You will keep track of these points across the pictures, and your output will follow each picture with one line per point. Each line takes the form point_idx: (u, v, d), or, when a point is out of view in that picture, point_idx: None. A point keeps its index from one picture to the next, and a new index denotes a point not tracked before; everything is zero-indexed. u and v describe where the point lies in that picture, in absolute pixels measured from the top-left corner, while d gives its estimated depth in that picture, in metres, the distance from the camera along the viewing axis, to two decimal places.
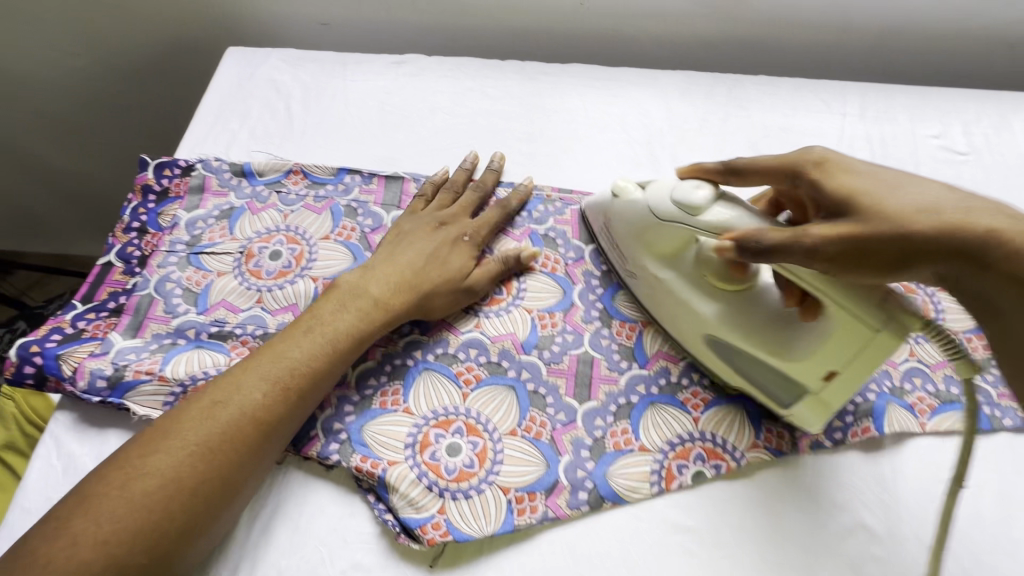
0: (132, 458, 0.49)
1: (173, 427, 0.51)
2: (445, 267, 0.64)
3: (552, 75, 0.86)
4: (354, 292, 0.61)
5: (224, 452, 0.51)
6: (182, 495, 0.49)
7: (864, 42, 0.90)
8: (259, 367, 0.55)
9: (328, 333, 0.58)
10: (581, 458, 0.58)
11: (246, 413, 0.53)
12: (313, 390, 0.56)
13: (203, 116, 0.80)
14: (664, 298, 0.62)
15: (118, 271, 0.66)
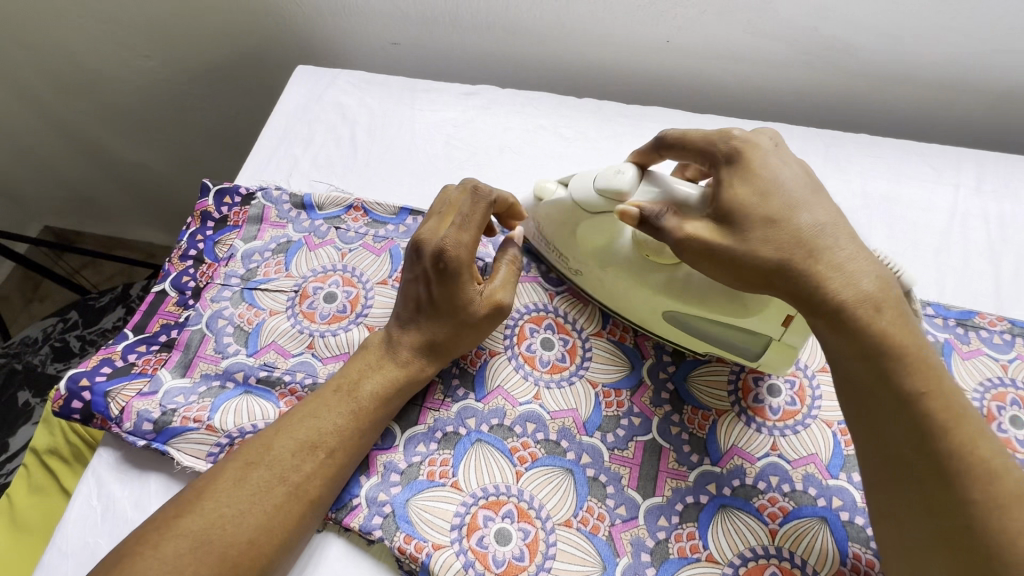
0: (167, 519, 0.48)
1: (208, 488, 0.49)
2: (436, 306, 0.58)
3: (631, 118, 0.80)
4: (384, 347, 0.58)
5: (254, 516, 0.48)
6: (210, 561, 0.46)
7: (983, 104, 0.81)
8: (290, 424, 0.53)
9: (358, 390, 0.55)
10: (642, 563, 0.52)
11: (277, 472, 0.50)
12: (348, 451, 0.53)
13: (267, 138, 0.78)
14: (612, 285, 0.61)
15: (172, 301, 0.64)
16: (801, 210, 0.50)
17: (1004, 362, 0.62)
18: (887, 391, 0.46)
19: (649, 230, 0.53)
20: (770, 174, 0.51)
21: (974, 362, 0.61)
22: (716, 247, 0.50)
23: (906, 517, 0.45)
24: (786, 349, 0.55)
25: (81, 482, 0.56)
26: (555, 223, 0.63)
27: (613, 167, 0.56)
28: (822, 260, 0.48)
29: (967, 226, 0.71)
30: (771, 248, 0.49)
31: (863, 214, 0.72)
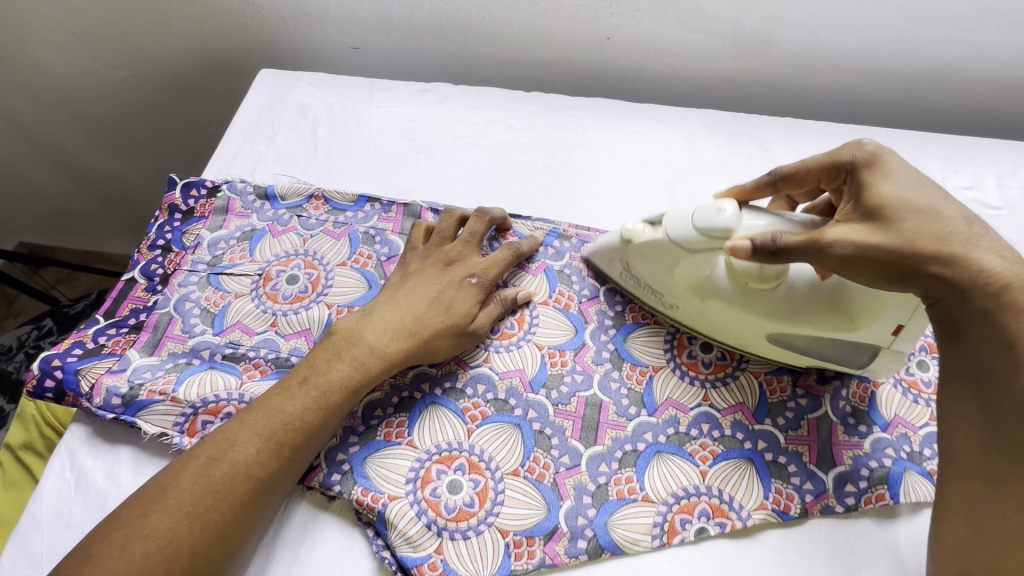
0: (131, 518, 0.49)
1: (171, 487, 0.50)
2: (449, 311, 0.62)
3: (575, 109, 0.86)
4: (351, 339, 0.60)
5: (219, 511, 0.50)
6: (179, 558, 0.48)
7: (896, 88, 0.88)
8: (255, 420, 0.55)
9: (324, 384, 0.57)
10: (583, 504, 0.56)
11: (242, 468, 0.52)
12: (311, 443, 0.55)
13: (232, 136, 0.83)
14: (715, 318, 0.61)
15: (141, 288, 0.67)
16: (944, 204, 0.51)
17: None
18: (1018, 381, 0.46)
19: (768, 259, 0.52)
20: (907, 173, 0.53)
21: None
22: (870, 245, 0.49)
23: (997, 501, 0.46)
24: (895, 353, 0.57)
25: (54, 456, 0.59)
26: (650, 260, 0.62)
27: (711, 204, 0.56)
28: (979, 247, 0.49)
29: None
30: (929, 239, 0.49)
31: None
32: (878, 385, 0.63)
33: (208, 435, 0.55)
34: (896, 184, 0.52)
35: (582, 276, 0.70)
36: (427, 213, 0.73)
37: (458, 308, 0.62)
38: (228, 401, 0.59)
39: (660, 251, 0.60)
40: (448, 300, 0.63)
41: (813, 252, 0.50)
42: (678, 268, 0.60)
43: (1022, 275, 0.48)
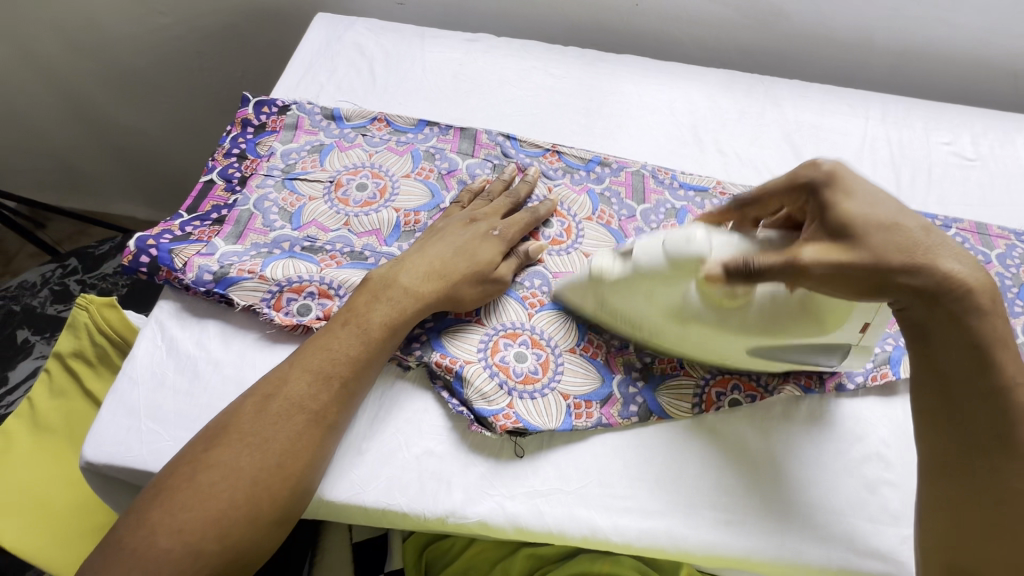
0: (196, 452, 0.50)
1: (231, 422, 0.52)
2: (474, 258, 0.64)
3: (609, 63, 0.95)
4: (387, 282, 0.61)
5: (279, 441, 0.51)
6: (244, 485, 0.49)
7: (886, 61, 1.01)
8: (302, 358, 0.56)
9: (365, 323, 0.58)
10: (632, 377, 0.64)
11: (294, 402, 0.53)
12: (357, 379, 0.57)
13: (295, 68, 0.89)
14: (692, 338, 0.60)
15: (220, 188, 0.73)
16: (908, 215, 0.50)
17: None
18: (983, 385, 0.49)
19: (743, 280, 0.51)
20: (864, 191, 0.51)
21: None
22: (843, 263, 0.48)
23: (965, 504, 0.50)
24: (864, 350, 0.60)
25: (145, 327, 0.64)
26: (625, 291, 0.59)
27: (681, 233, 0.54)
28: (941, 255, 0.49)
29: (875, 148, 0.88)
30: (894, 251, 0.48)
31: (796, 137, 0.88)
32: None
33: (261, 378, 0.56)
34: (859, 201, 0.50)
35: (620, 197, 0.78)
36: (482, 135, 0.81)
37: (484, 255, 0.65)
38: (311, 282, 0.65)
39: (635, 280, 0.57)
40: (471, 250, 0.65)
41: (790, 272, 0.50)
42: (655, 294, 0.57)
43: (985, 278, 0.49)
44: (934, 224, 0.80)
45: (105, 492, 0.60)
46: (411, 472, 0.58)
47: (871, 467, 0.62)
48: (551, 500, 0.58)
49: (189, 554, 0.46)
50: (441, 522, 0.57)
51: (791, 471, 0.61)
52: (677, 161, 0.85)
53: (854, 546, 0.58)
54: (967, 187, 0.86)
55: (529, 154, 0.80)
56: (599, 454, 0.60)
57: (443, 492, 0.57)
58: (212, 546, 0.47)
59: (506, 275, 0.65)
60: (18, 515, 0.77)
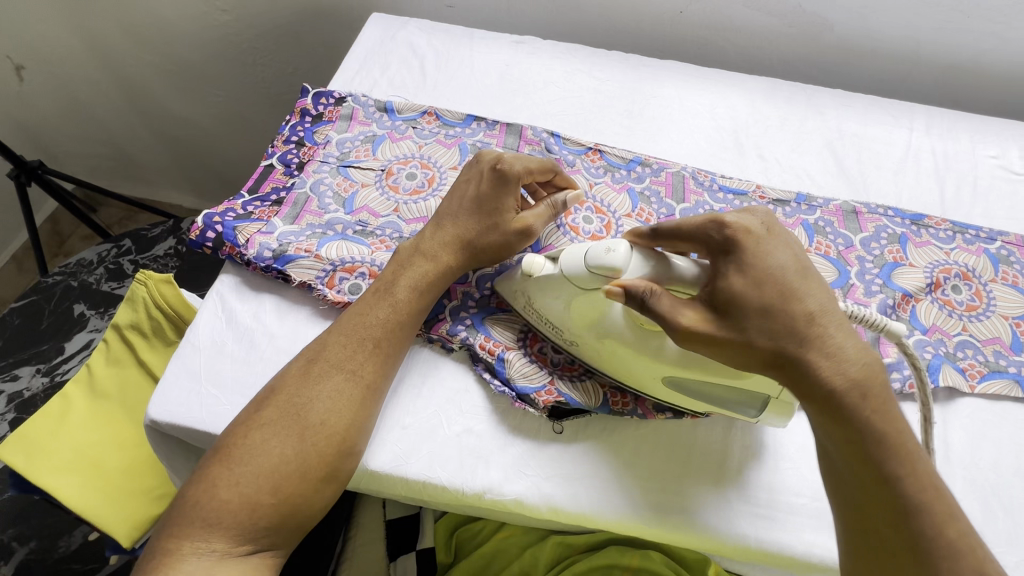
0: (250, 413, 0.55)
1: (277, 386, 0.56)
2: (487, 212, 0.64)
3: (652, 67, 0.96)
4: (414, 252, 0.64)
5: (321, 400, 0.55)
6: (291, 441, 0.53)
7: (931, 74, 1.00)
8: (339, 326, 0.59)
9: (393, 287, 0.61)
10: None
11: (334, 364, 0.57)
12: (394, 343, 0.60)
13: (350, 63, 0.93)
14: (609, 358, 0.58)
15: (280, 172, 0.77)
16: (794, 298, 0.49)
17: (948, 250, 0.77)
18: (868, 472, 0.47)
19: (637, 307, 0.51)
20: (758, 268, 0.50)
21: (925, 250, 0.77)
22: (714, 337, 0.49)
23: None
24: (784, 404, 0.56)
25: (207, 298, 0.68)
26: (548, 294, 0.59)
27: (604, 243, 0.54)
28: (813, 347, 0.48)
29: (919, 159, 0.88)
30: (765, 336, 0.48)
31: (838, 145, 0.88)
32: (919, 301, 0.73)
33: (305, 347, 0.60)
34: (745, 279, 0.49)
35: (660, 196, 0.80)
36: (527, 131, 0.84)
37: (503, 207, 0.64)
38: (363, 263, 0.68)
39: (557, 285, 0.58)
40: (489, 207, 0.65)
41: (666, 323, 0.50)
42: (577, 305, 0.57)
43: (858, 370, 0.48)
44: (978, 236, 0.79)
45: (164, 450, 0.64)
46: (452, 448, 0.60)
47: None
48: (585, 483, 0.59)
49: (248, 504, 0.50)
50: (478, 498, 0.59)
51: None
52: (717, 164, 0.86)
53: None
54: (1014, 201, 0.84)
55: (571, 151, 0.83)
56: (634, 442, 0.61)
57: (481, 469, 0.59)
58: (267, 499, 0.51)
59: (534, 225, 0.65)
60: (75, 473, 0.82)
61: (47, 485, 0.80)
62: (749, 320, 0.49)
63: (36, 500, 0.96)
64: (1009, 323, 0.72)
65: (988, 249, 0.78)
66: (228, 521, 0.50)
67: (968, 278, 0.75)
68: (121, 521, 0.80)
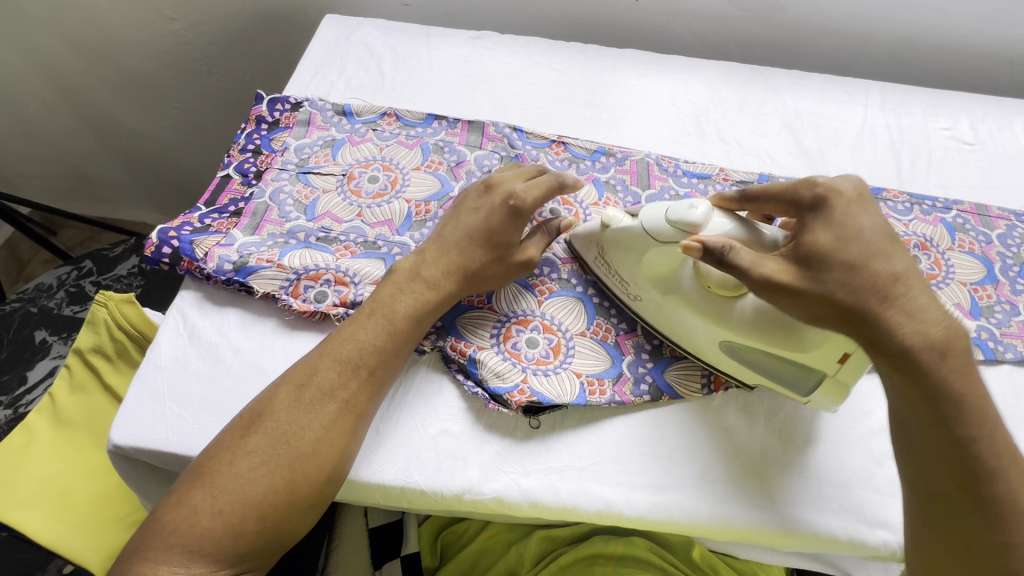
0: (234, 439, 0.53)
1: (266, 410, 0.54)
2: (494, 242, 0.63)
3: (611, 56, 0.96)
4: (412, 274, 0.62)
5: (311, 431, 0.53)
6: (281, 471, 0.51)
7: (882, 50, 1.02)
8: (332, 348, 0.57)
9: (392, 314, 0.59)
10: (642, 358, 0.65)
11: (326, 392, 0.55)
12: (385, 368, 0.58)
13: (305, 67, 0.91)
14: (671, 316, 0.62)
15: (237, 182, 0.75)
16: (880, 257, 0.51)
17: (906, 221, 0.79)
18: (947, 436, 0.49)
19: (715, 263, 0.53)
20: (850, 229, 0.52)
21: None
22: (791, 287, 0.51)
23: (941, 553, 0.50)
24: (836, 385, 0.57)
25: (167, 316, 0.66)
26: (622, 249, 0.62)
27: (684, 203, 0.57)
28: (893, 307, 0.50)
29: (875, 134, 0.90)
30: (846, 291, 0.50)
31: (797, 125, 0.90)
32: None
33: (293, 365, 0.58)
34: (835, 235, 0.52)
35: (625, 185, 0.80)
36: (489, 128, 0.83)
37: (509, 237, 0.63)
38: (327, 270, 0.67)
39: (633, 240, 0.61)
40: (496, 235, 0.62)
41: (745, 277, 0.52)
42: (646, 259, 0.60)
43: (940, 330, 0.49)
44: (934, 206, 0.81)
45: (131, 475, 0.61)
46: (428, 451, 0.60)
47: (879, 441, 0.62)
48: (565, 477, 0.59)
49: (231, 534, 0.49)
50: (459, 500, 0.58)
51: (801, 446, 0.62)
52: (680, 149, 0.86)
53: (864, 517, 0.59)
54: (967, 170, 0.87)
55: (535, 145, 0.82)
56: (612, 432, 0.61)
57: (459, 470, 0.59)
58: (251, 527, 0.50)
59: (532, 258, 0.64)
60: (44, 506, 0.79)
61: (11, 520, 0.76)
62: (834, 274, 0.51)
63: (4, 537, 0.92)
64: (968, 289, 0.74)
65: (945, 218, 0.80)
66: (209, 548, 0.49)
67: (926, 248, 0.77)
68: (95, 553, 0.78)
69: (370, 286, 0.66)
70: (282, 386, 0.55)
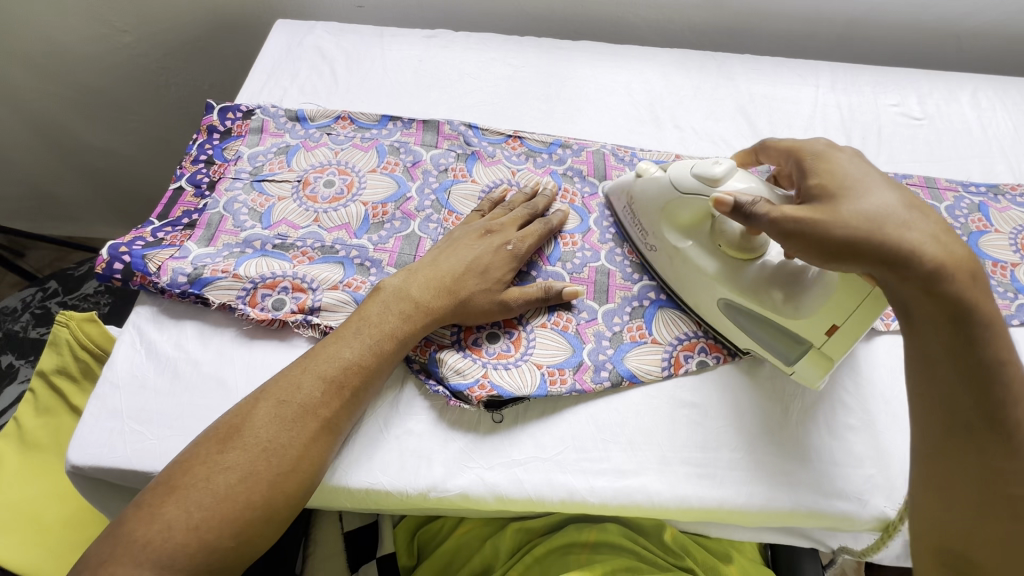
0: (210, 453, 0.51)
1: (245, 425, 0.53)
2: (486, 275, 0.65)
3: (565, 49, 0.96)
4: (400, 294, 0.63)
5: (293, 448, 0.53)
6: (260, 487, 0.50)
7: (833, 31, 1.04)
8: (315, 364, 0.57)
9: (378, 334, 0.60)
10: (603, 345, 0.66)
11: (308, 409, 0.55)
12: (365, 386, 0.58)
13: (257, 74, 0.90)
14: (682, 268, 0.66)
15: (189, 194, 0.75)
16: (882, 191, 0.52)
17: None
18: (971, 361, 0.49)
19: (742, 219, 0.56)
20: (849, 169, 0.55)
21: None
22: (810, 220, 0.52)
23: (952, 481, 0.51)
24: (822, 359, 0.61)
25: (123, 332, 0.65)
26: (648, 202, 0.67)
27: (709, 159, 0.62)
28: (913, 230, 0.49)
29: (826, 113, 0.91)
30: (861, 220, 0.50)
31: (750, 108, 0.91)
32: None
33: (271, 378, 0.57)
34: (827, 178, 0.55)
35: (582, 176, 0.80)
36: (444, 126, 0.83)
37: (502, 273, 0.66)
38: (285, 277, 0.67)
39: (660, 192, 0.66)
40: (489, 266, 0.65)
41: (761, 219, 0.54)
42: (671, 208, 0.65)
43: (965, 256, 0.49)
44: None
45: (93, 496, 0.61)
46: (392, 451, 0.60)
47: (834, 414, 0.64)
48: (528, 469, 0.59)
49: (204, 550, 0.48)
50: (424, 498, 0.58)
51: (760, 423, 0.63)
52: (636, 138, 0.87)
53: (821, 489, 0.60)
54: (916, 144, 0.89)
55: (491, 141, 0.83)
56: (573, 422, 0.62)
57: (423, 468, 0.59)
58: (226, 543, 0.49)
59: (516, 299, 0.65)
60: (12, 532, 0.78)
61: None
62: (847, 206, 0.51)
63: None
64: None
65: None
66: (179, 565, 0.47)
67: None
68: None
69: (329, 291, 0.66)
70: (264, 401, 0.54)
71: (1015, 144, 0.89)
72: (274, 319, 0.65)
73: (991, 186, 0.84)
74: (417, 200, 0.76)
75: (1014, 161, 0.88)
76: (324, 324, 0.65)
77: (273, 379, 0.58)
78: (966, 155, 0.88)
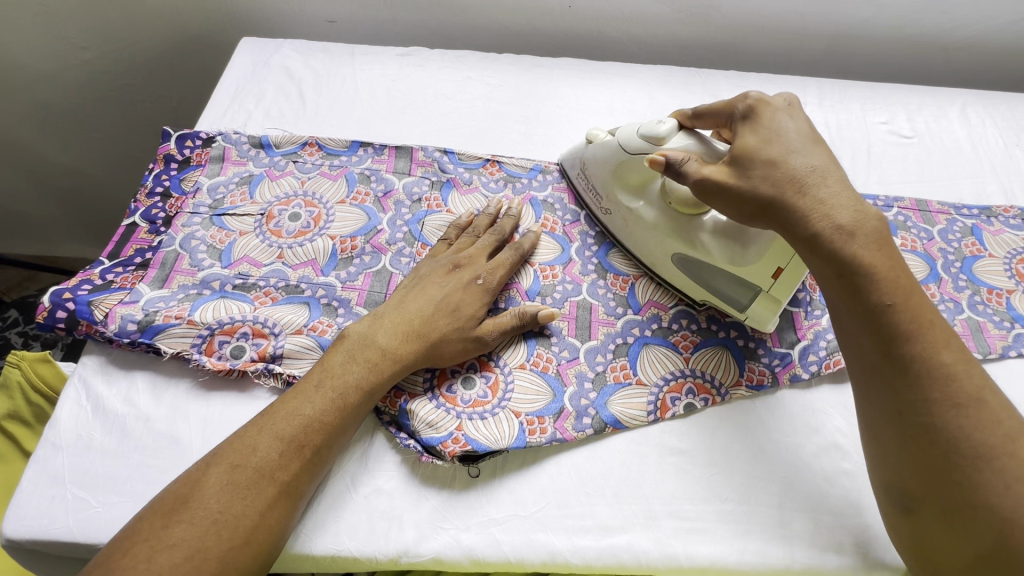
0: (153, 530, 0.47)
1: (194, 496, 0.48)
2: (457, 315, 0.61)
3: (545, 67, 0.93)
4: (366, 341, 0.59)
5: (246, 517, 0.48)
6: (207, 566, 0.46)
7: (820, 45, 1.01)
8: (273, 423, 0.53)
9: (341, 386, 0.56)
10: (585, 389, 0.62)
11: (264, 474, 0.50)
12: (329, 444, 0.54)
13: (220, 96, 0.86)
14: (636, 229, 0.69)
15: (143, 230, 0.70)
16: (798, 155, 0.57)
17: None
18: (861, 305, 0.51)
19: (674, 176, 0.61)
20: (774, 130, 0.59)
21: None
22: (728, 185, 0.57)
23: (885, 429, 0.50)
24: (772, 301, 0.63)
25: (68, 386, 0.60)
26: (599, 166, 0.71)
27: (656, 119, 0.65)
28: (809, 193, 0.54)
29: (814, 132, 0.88)
30: (767, 185, 0.56)
31: None
32: None
33: (225, 441, 0.53)
34: (758, 137, 0.59)
35: (564, 203, 0.76)
36: (418, 152, 0.79)
37: (473, 309, 0.62)
38: (244, 321, 0.62)
39: (609, 154, 0.69)
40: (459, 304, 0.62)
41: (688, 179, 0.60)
42: (620, 172, 0.69)
43: (850, 214, 0.53)
44: (875, 204, 0.80)
45: (34, 568, 0.56)
46: (360, 513, 0.56)
47: (829, 458, 0.60)
48: (506, 528, 0.56)
49: None
50: (395, 563, 0.54)
51: (754, 470, 0.59)
52: None
53: (817, 542, 0.56)
54: (906, 164, 0.86)
55: (467, 167, 0.79)
56: (554, 474, 0.58)
57: (394, 531, 0.55)
58: None
59: (490, 337, 0.61)
60: None
61: None
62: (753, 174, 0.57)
63: None
64: None
65: (886, 216, 0.79)
66: None
67: None
68: None
69: (292, 336, 0.62)
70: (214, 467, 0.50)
71: (1007, 162, 0.87)
72: (232, 368, 0.60)
73: (984, 208, 0.82)
74: (388, 232, 0.72)
75: (1006, 181, 0.85)
76: (287, 373, 0.60)
77: (227, 442, 0.53)
78: (957, 175, 0.85)
